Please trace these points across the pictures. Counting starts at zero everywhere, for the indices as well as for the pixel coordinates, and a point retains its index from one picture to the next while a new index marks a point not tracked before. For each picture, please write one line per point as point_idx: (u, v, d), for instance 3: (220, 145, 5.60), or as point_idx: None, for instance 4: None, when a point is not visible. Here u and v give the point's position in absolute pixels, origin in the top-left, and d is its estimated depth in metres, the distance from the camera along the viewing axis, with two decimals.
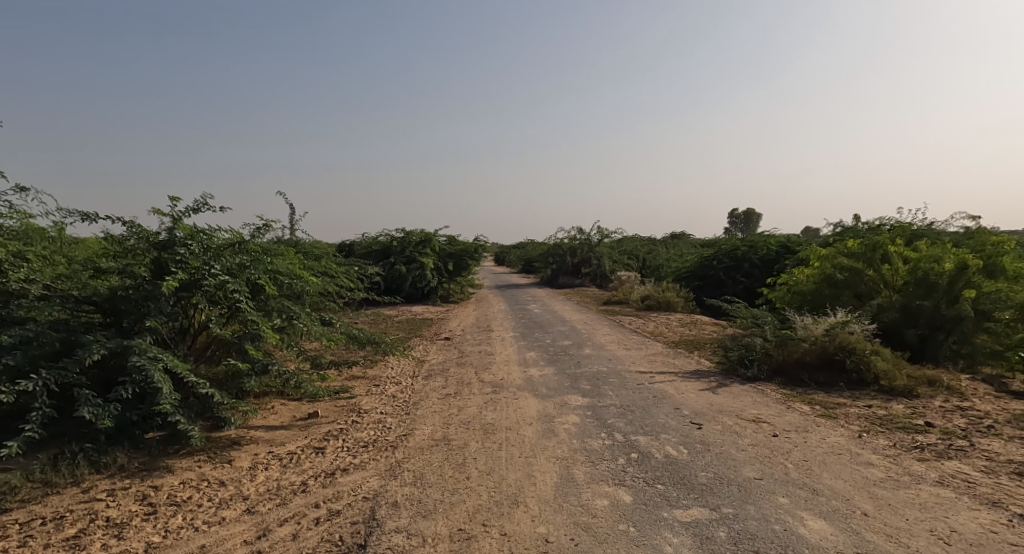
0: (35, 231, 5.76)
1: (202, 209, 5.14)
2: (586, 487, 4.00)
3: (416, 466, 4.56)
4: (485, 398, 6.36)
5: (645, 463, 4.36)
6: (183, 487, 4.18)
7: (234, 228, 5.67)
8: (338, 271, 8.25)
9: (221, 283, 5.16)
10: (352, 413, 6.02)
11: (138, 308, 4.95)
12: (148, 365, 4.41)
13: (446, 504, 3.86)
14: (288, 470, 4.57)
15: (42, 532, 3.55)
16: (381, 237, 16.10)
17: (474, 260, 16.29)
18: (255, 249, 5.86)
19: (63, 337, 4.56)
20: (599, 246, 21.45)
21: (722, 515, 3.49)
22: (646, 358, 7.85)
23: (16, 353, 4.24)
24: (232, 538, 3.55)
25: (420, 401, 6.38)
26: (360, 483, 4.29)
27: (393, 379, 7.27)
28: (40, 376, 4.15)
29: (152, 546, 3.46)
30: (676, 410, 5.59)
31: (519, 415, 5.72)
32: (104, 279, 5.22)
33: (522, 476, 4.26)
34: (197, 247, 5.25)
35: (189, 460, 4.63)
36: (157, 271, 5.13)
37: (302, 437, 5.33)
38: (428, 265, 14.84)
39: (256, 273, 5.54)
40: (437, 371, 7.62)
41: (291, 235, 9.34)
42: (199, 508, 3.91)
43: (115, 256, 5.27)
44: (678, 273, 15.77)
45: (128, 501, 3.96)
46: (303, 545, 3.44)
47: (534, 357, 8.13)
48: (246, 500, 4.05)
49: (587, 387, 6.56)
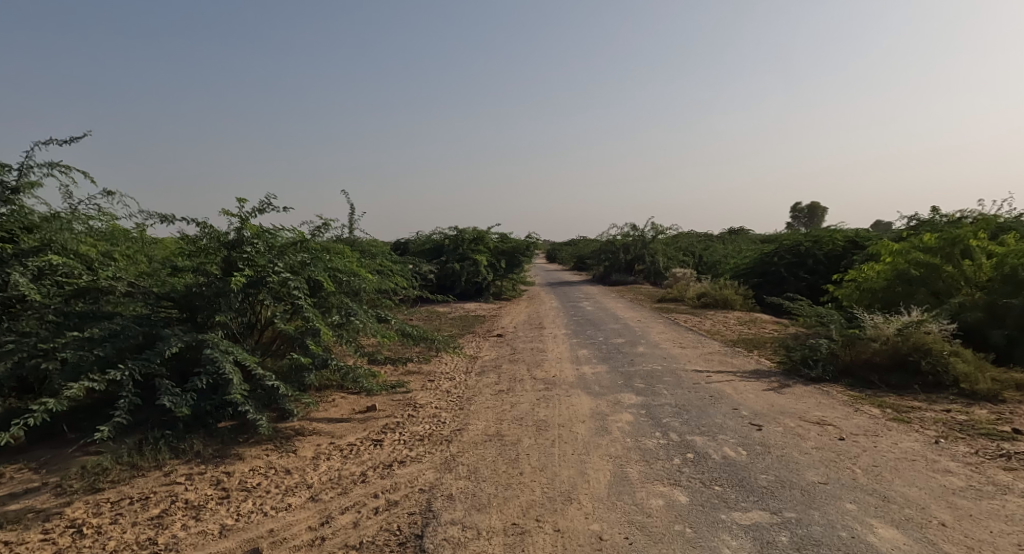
0: (121, 231, 6.24)
1: (267, 209, 5.45)
2: (640, 486, 3.96)
3: (470, 461, 4.65)
4: (538, 395, 6.39)
5: (701, 463, 4.28)
6: (252, 474, 4.42)
7: (296, 228, 5.99)
8: (394, 270, 8.48)
9: (284, 280, 5.45)
10: (408, 407, 6.19)
11: (210, 304, 5.29)
12: (220, 357, 4.72)
13: (499, 498, 3.91)
14: (349, 461, 4.74)
15: (130, 511, 3.84)
16: (435, 235, 16.42)
17: (526, 258, 16.33)
18: (316, 247, 6.16)
19: (146, 330, 4.90)
20: (653, 243, 21.11)
21: (784, 519, 3.38)
22: (703, 357, 7.67)
23: (106, 345, 4.59)
24: (298, 523, 3.73)
25: (474, 397, 6.49)
26: (417, 475, 4.41)
27: (447, 375, 7.41)
28: (126, 366, 4.49)
29: (226, 528, 3.68)
30: (735, 411, 5.44)
31: (572, 412, 5.71)
32: (180, 277, 5.59)
33: (575, 473, 4.26)
34: (262, 245, 5.60)
35: (258, 449, 4.89)
36: (227, 269, 5.45)
37: (361, 429, 5.52)
38: (482, 262, 14.95)
39: (316, 270, 5.81)
40: (490, 368, 7.72)
41: (350, 233, 9.67)
42: (267, 494, 4.12)
43: (190, 255, 5.65)
44: (736, 268, 15.26)
45: (204, 485, 4.22)
46: (363, 534, 3.57)
47: (587, 354, 8.09)
48: (311, 488, 4.24)
49: (641, 385, 6.47)
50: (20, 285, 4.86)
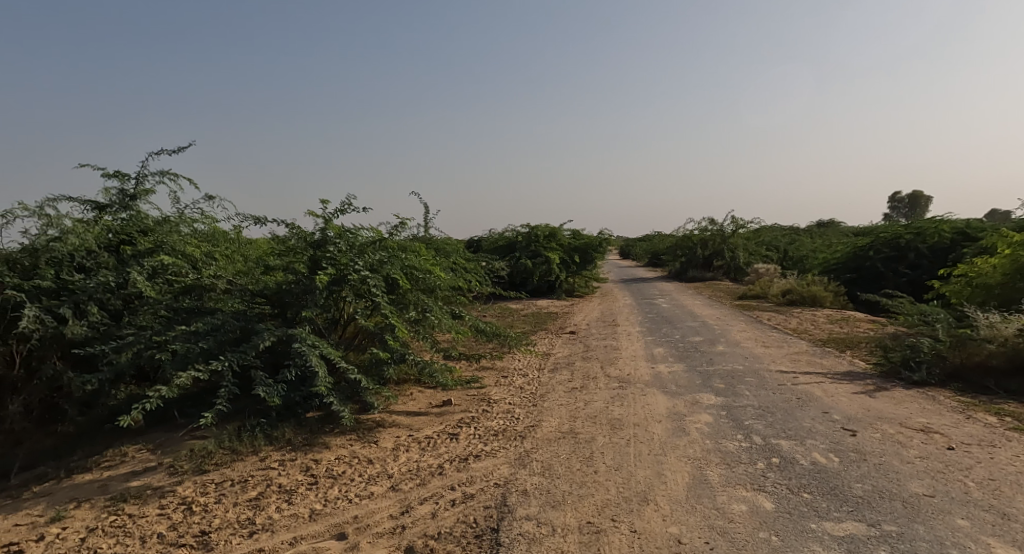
0: (220, 233, 6.76)
1: (348, 210, 5.75)
2: (722, 490, 3.81)
3: (544, 457, 4.66)
4: (613, 393, 6.30)
5: (788, 469, 4.06)
6: (338, 463, 4.65)
7: (375, 228, 6.27)
8: (467, 267, 8.64)
9: (364, 278, 5.71)
10: (482, 402, 6.29)
11: (298, 300, 5.60)
12: (307, 350, 5.00)
13: (574, 496, 3.90)
14: (426, 453, 4.89)
15: (231, 491, 4.15)
16: (508, 232, 16.61)
17: (599, 254, 16.16)
18: (393, 246, 6.40)
19: (243, 325, 5.28)
20: (733, 238, 20.30)
21: (883, 532, 3.15)
22: (788, 357, 7.27)
23: (209, 339, 4.99)
24: (380, 511, 3.88)
25: (547, 393, 6.50)
26: (492, 470, 4.47)
27: (520, 371, 7.46)
28: (226, 357, 4.86)
29: (315, 513, 3.89)
30: (825, 414, 5.12)
31: (647, 411, 5.59)
32: (272, 275, 5.97)
33: (651, 474, 4.16)
34: (344, 245, 5.92)
35: (342, 439, 5.14)
36: (313, 268, 5.77)
37: (437, 423, 5.67)
38: (554, 260, 14.91)
39: (394, 268, 6.04)
40: (563, 365, 7.70)
41: (426, 232, 9.95)
42: (352, 482, 4.32)
43: (280, 254, 6.06)
44: (825, 263, 14.39)
45: (295, 471, 4.49)
46: (441, 524, 3.66)
47: (663, 353, 7.89)
48: (391, 478, 4.40)
49: (720, 386, 6.23)
50: (138, 283, 5.42)
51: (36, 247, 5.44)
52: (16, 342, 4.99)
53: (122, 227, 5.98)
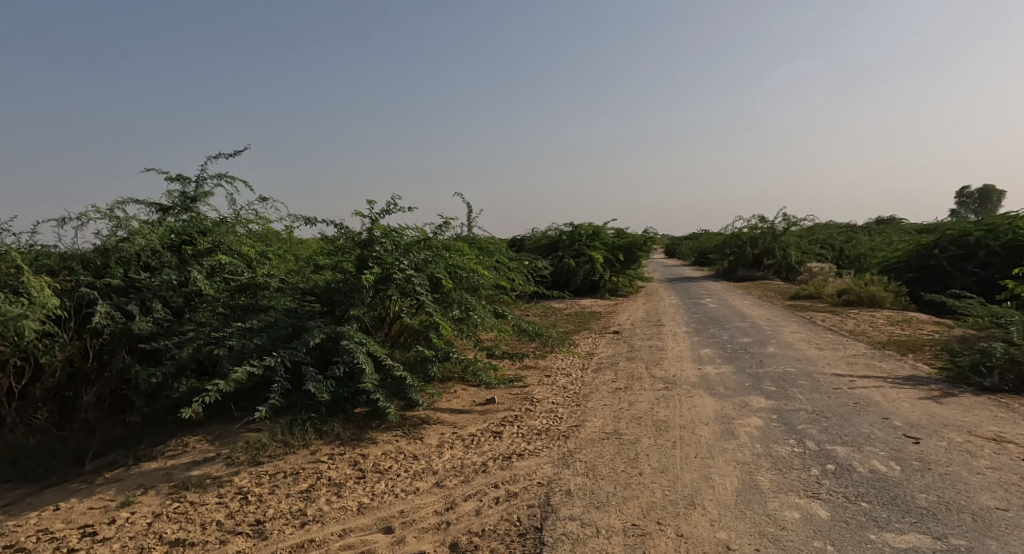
0: (273, 233, 7.01)
1: (394, 210, 5.86)
2: (773, 496, 3.69)
3: (587, 457, 4.62)
4: (658, 394, 6.19)
5: (844, 476, 3.89)
6: (385, 458, 4.75)
7: (419, 227, 6.37)
8: (510, 266, 8.66)
9: (408, 277, 5.81)
10: (525, 401, 6.30)
11: (347, 298, 5.71)
12: (355, 348, 5.13)
13: (619, 497, 3.85)
14: (470, 450, 4.93)
15: (284, 483, 4.29)
16: (551, 231, 16.58)
17: (643, 253, 15.92)
18: (438, 245, 6.49)
19: (294, 322, 5.45)
20: (785, 236, 19.65)
21: (949, 546, 2.98)
22: (844, 359, 6.97)
23: (263, 335, 5.18)
24: (425, 507, 3.94)
25: (590, 394, 6.44)
26: (535, 469, 4.47)
27: (563, 371, 7.43)
28: (279, 354, 5.03)
29: (363, 506, 3.98)
30: (884, 420, 4.89)
31: (693, 414, 5.47)
32: (322, 274, 6.15)
33: (699, 477, 4.07)
34: (390, 244, 6.04)
35: (388, 434, 5.24)
36: (360, 266, 5.91)
37: (481, 421, 5.71)
38: (598, 259, 14.77)
39: (438, 267, 6.12)
40: (607, 365, 7.61)
41: (469, 231, 10.03)
42: (398, 477, 4.41)
43: (329, 254, 6.24)
44: (884, 262, 13.75)
45: (344, 465, 4.60)
46: (485, 522, 3.68)
47: (710, 354, 7.70)
48: (436, 474, 4.46)
49: (771, 388, 6.03)
50: (197, 281, 5.82)
51: (106, 247, 5.80)
52: (90, 337, 5.36)
53: (184, 228, 6.32)
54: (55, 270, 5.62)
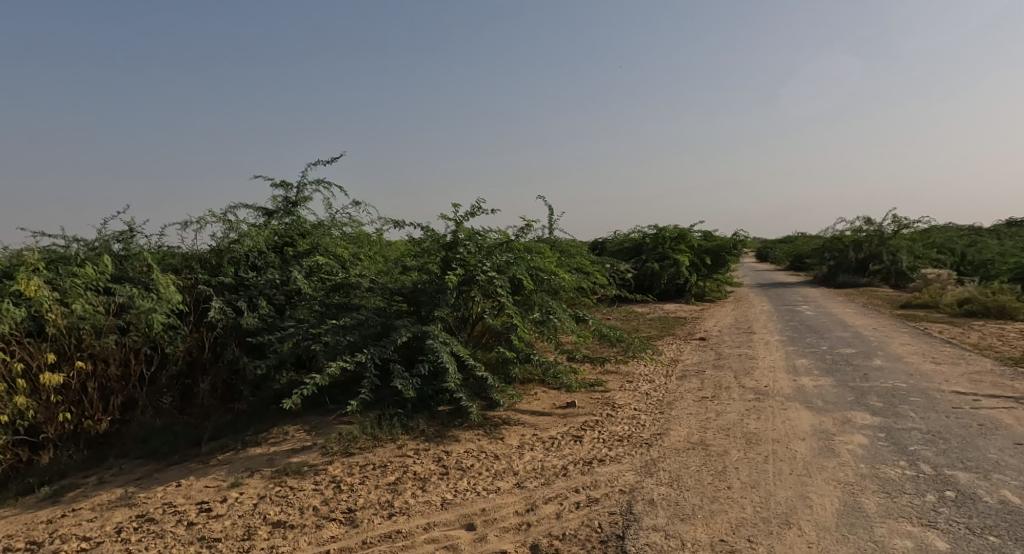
0: (365, 235, 7.38)
1: (477, 213, 5.99)
2: (880, 521, 3.40)
3: (672, 467, 4.47)
4: (748, 405, 5.89)
5: (966, 505, 3.52)
6: (467, 456, 4.85)
7: (502, 230, 6.46)
8: (592, 269, 8.57)
9: (491, 278, 5.90)
10: (607, 406, 6.20)
11: (432, 299, 5.91)
12: (439, 347, 5.28)
13: (705, 511, 3.69)
14: (551, 453, 4.92)
15: (373, 474, 4.49)
16: (634, 233, 16.24)
17: (732, 257, 15.21)
18: (520, 247, 6.55)
19: (383, 321, 5.70)
20: (894, 239, 18.10)
21: None
22: (966, 376, 6.30)
23: (355, 333, 5.46)
24: (506, 507, 3.97)
25: (675, 401, 6.24)
26: (617, 475, 4.39)
27: (646, 377, 7.24)
28: (369, 351, 5.27)
29: (447, 501, 4.08)
30: (1016, 446, 4.36)
31: (788, 427, 5.15)
32: (409, 275, 6.39)
33: (794, 495, 3.83)
34: (473, 246, 6.18)
35: (470, 433, 5.34)
36: (445, 268, 6.08)
37: (561, 424, 5.68)
38: (683, 262, 14.30)
39: (519, 269, 6.17)
40: (693, 372, 7.34)
41: (551, 234, 10.04)
42: (480, 476, 4.48)
43: (416, 255, 6.47)
44: (1016, 269, 12.30)
45: (428, 461, 4.74)
46: (566, 526, 3.66)
47: (807, 365, 7.22)
48: (517, 475, 4.49)
49: (878, 404, 5.55)
50: (298, 280, 6.30)
51: (220, 248, 6.32)
52: (206, 330, 5.87)
53: (286, 230, 6.82)
54: (178, 268, 6.20)
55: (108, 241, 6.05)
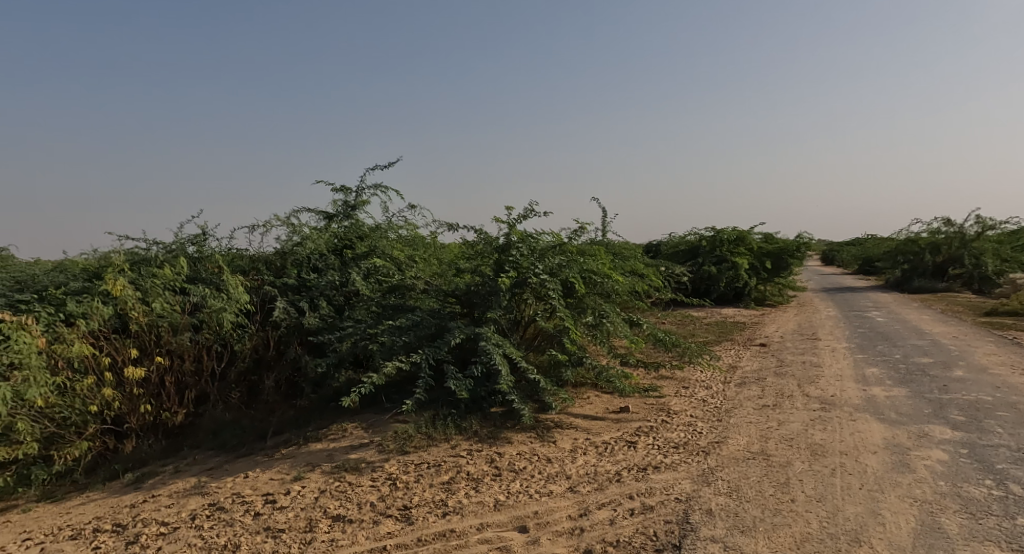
0: (420, 238, 7.54)
1: (530, 216, 6.01)
2: (961, 543, 3.17)
3: (730, 477, 4.33)
4: (813, 415, 5.62)
5: None
6: (520, 458, 4.85)
7: (555, 232, 6.45)
8: (646, 272, 8.41)
9: (543, 281, 5.90)
10: (662, 412, 6.07)
11: (485, 301, 5.96)
12: (491, 349, 5.32)
13: (767, 524, 3.55)
14: (604, 458, 4.86)
15: (428, 473, 4.57)
16: (689, 236, 15.85)
17: (795, 260, 14.59)
18: (573, 250, 6.53)
19: (437, 323, 5.80)
20: (977, 242, 16.90)
21: None
22: None
23: (410, 334, 5.59)
24: (559, 510, 3.95)
25: (733, 409, 6.03)
26: (673, 483, 4.28)
27: (702, 383, 7.04)
28: (423, 351, 5.37)
29: (500, 503, 4.10)
30: None
31: (856, 439, 4.88)
32: (463, 277, 6.47)
33: (864, 512, 3.62)
34: (526, 248, 6.20)
35: (523, 435, 5.34)
36: (497, 270, 6.13)
37: (615, 429, 5.60)
38: (742, 266, 13.84)
39: (572, 272, 6.15)
40: (752, 379, 7.08)
41: (604, 236, 9.93)
42: (532, 478, 4.47)
43: (469, 258, 6.54)
44: None
45: (481, 461, 4.78)
46: (620, 532, 3.60)
47: (877, 374, 6.83)
48: (569, 479, 4.46)
49: (958, 418, 5.18)
50: (356, 281, 6.55)
51: (285, 250, 6.63)
52: (271, 328, 6.15)
53: (345, 233, 7.07)
54: (246, 270, 6.54)
55: (184, 244, 6.43)
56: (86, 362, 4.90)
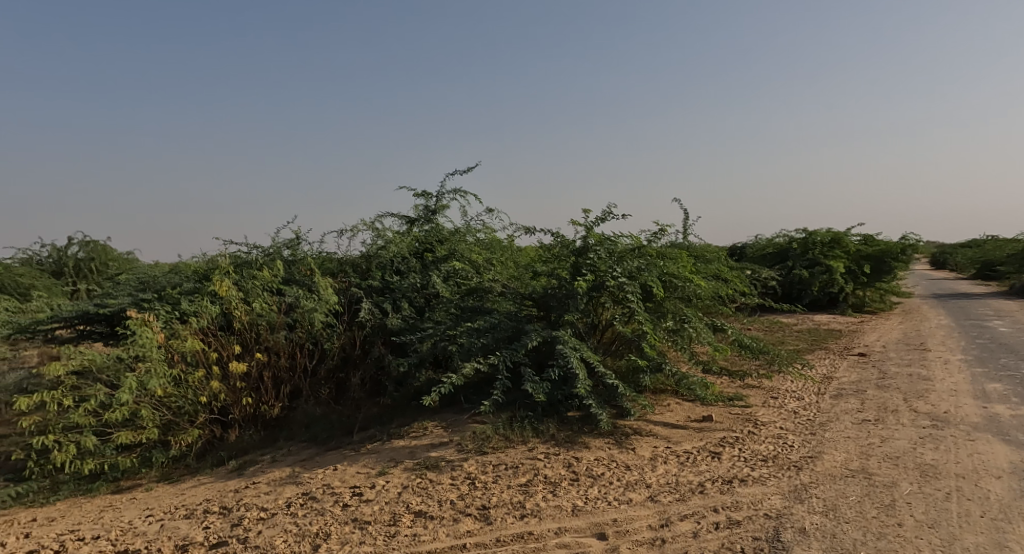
0: (497, 241, 7.64)
1: (609, 218, 5.93)
2: None
3: (826, 495, 4.04)
4: (922, 432, 5.14)
5: None
6: (598, 464, 4.79)
7: (634, 235, 6.32)
8: (731, 276, 8.06)
9: (621, 284, 5.80)
10: (748, 423, 5.78)
11: (562, 304, 5.93)
12: (569, 353, 5.29)
13: (869, 547, 3.29)
14: (686, 468, 4.69)
15: (506, 474, 4.60)
16: (778, 237, 15.03)
17: (899, 263, 13.46)
18: (652, 253, 6.36)
19: (515, 325, 5.84)
20: None
21: None
22: None
23: (488, 336, 5.67)
24: (640, 519, 3.85)
25: (828, 422, 5.64)
26: (761, 498, 4.06)
27: (793, 394, 6.64)
28: (501, 353, 5.43)
29: (578, 508, 4.06)
30: None
31: (975, 461, 4.42)
32: (540, 280, 6.48)
33: (985, 542, 3.27)
34: (604, 252, 6.13)
35: (601, 441, 5.27)
36: (574, 273, 6.09)
37: (697, 438, 5.40)
38: (838, 269, 12.95)
39: (651, 276, 6.00)
40: (850, 391, 6.59)
41: (685, 238, 9.63)
42: (611, 485, 4.40)
43: (546, 261, 6.55)
44: None
45: (558, 466, 4.76)
46: (704, 546, 3.46)
47: (999, 391, 6.14)
48: (650, 488, 4.34)
49: None
50: (436, 284, 6.74)
51: (370, 254, 6.98)
52: (357, 329, 6.44)
53: (426, 237, 7.31)
54: (335, 272, 6.91)
55: (280, 248, 6.90)
56: (197, 356, 5.35)
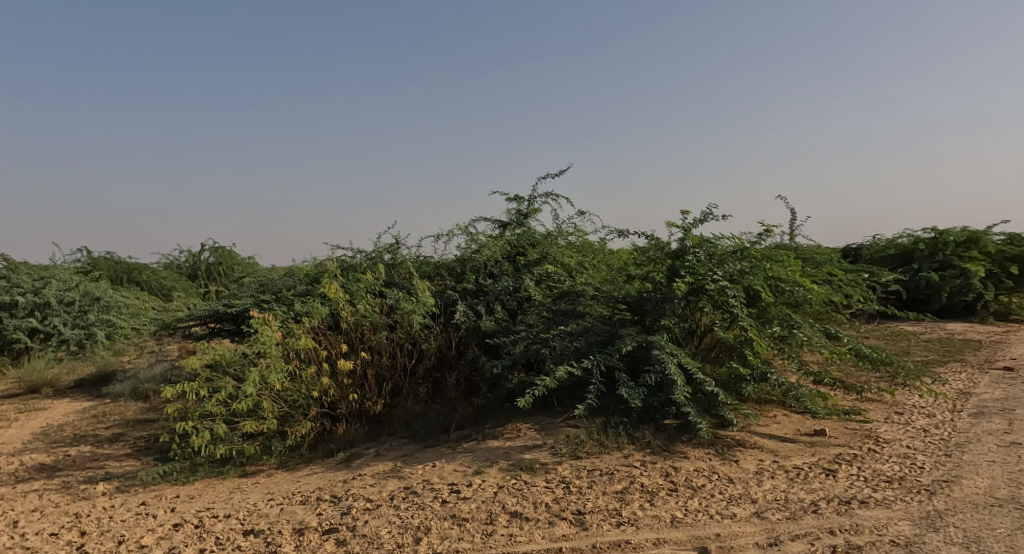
0: (589, 244, 7.58)
1: (708, 219, 5.70)
2: None
3: (966, 524, 3.60)
4: None
5: None
6: (698, 475, 4.58)
7: (737, 236, 6.01)
8: (845, 279, 7.45)
9: (722, 288, 5.54)
10: (868, 439, 5.29)
11: (657, 309, 5.73)
12: (665, 358, 5.11)
13: None
14: (797, 485, 4.37)
15: (601, 480, 4.52)
16: (901, 238, 13.70)
17: None
18: (756, 255, 6.02)
19: (608, 329, 5.74)
20: None
21: None
22: None
23: (582, 339, 5.62)
24: (745, 536, 3.64)
25: (966, 443, 5.03)
26: (886, 523, 3.69)
27: (922, 410, 5.99)
28: (594, 357, 5.36)
29: (677, 519, 3.91)
30: None
31: None
32: (634, 283, 6.33)
33: None
34: (703, 254, 5.90)
35: (700, 451, 5.03)
36: (671, 276, 5.90)
37: (808, 454, 5.01)
38: (975, 272, 11.57)
39: (756, 279, 5.67)
40: (993, 410, 5.83)
41: (791, 239, 9.03)
42: (712, 498, 4.19)
43: (640, 264, 6.40)
44: None
45: (656, 474, 4.60)
46: None
47: None
48: (756, 503, 4.09)
49: None
50: (528, 287, 6.80)
51: (464, 258, 7.19)
52: (453, 330, 6.63)
53: (518, 240, 7.40)
54: (432, 275, 7.18)
55: (382, 252, 7.28)
56: (309, 353, 5.76)
